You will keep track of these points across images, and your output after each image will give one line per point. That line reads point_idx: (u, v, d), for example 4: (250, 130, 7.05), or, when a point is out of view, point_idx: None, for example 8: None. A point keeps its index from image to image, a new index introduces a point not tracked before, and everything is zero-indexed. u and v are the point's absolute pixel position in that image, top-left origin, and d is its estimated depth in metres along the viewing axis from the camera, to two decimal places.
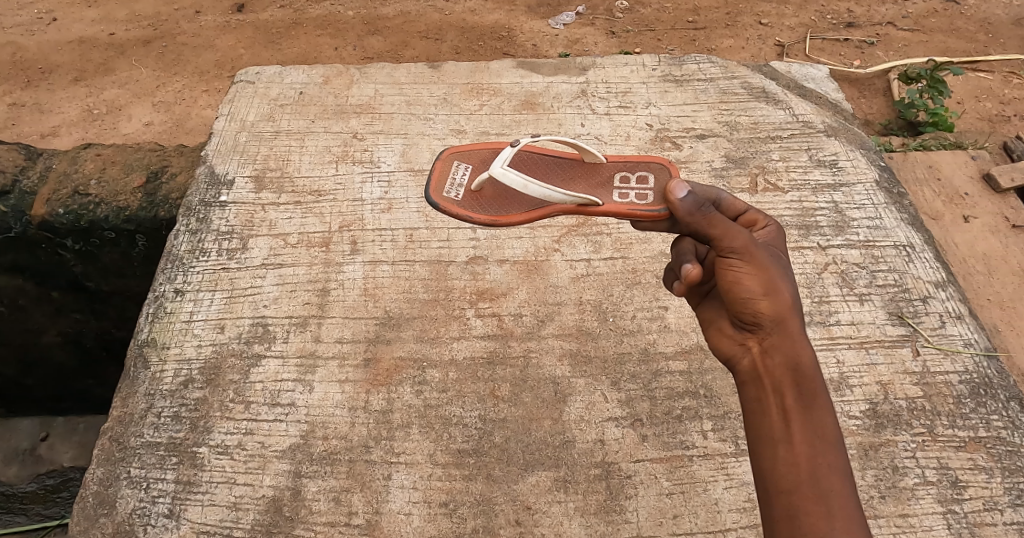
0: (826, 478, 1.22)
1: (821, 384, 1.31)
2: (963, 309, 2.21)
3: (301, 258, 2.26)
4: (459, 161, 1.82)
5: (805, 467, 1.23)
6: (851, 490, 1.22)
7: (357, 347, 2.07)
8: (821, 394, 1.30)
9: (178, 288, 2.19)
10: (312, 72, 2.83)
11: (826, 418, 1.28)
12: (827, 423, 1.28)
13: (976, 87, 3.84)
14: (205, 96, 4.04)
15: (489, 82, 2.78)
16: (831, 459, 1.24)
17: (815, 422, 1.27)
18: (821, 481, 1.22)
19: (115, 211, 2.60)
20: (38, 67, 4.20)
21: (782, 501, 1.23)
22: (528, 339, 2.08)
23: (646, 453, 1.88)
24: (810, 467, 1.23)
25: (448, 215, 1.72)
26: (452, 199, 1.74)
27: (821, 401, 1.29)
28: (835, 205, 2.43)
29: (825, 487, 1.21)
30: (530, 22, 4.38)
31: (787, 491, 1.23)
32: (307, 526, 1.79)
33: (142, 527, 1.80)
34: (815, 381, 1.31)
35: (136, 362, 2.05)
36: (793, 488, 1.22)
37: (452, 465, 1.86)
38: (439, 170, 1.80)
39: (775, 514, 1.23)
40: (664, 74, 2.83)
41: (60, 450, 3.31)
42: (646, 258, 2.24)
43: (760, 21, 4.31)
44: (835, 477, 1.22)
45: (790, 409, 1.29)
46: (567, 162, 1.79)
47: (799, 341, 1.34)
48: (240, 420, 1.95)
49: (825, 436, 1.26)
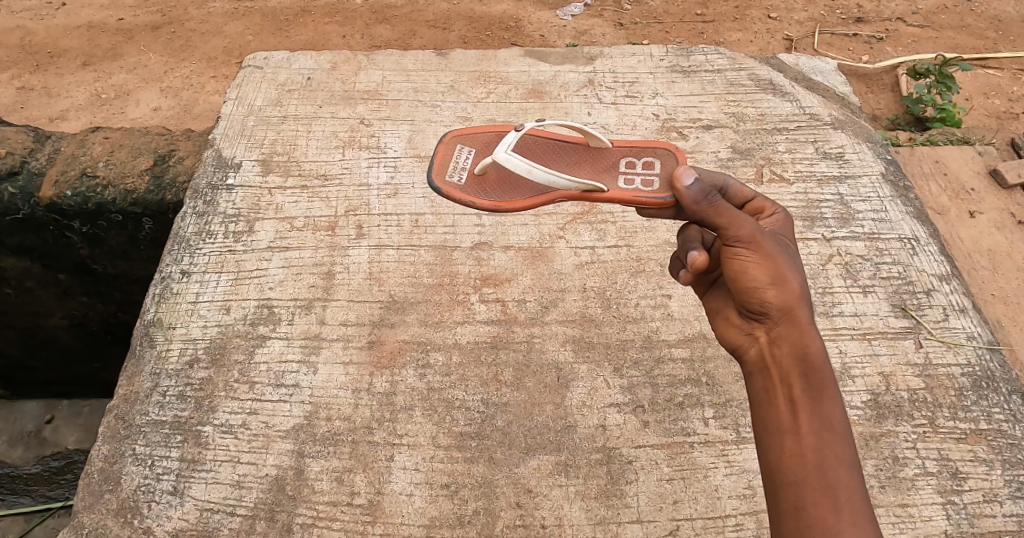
0: (833, 469, 1.22)
1: (830, 375, 1.31)
2: (967, 303, 2.21)
3: (307, 241, 2.27)
4: (462, 145, 1.82)
5: (813, 457, 1.23)
6: (859, 482, 1.21)
7: (361, 329, 2.08)
8: (829, 386, 1.29)
9: (184, 270, 2.21)
10: (320, 58, 2.83)
11: (835, 409, 1.28)
12: (835, 414, 1.27)
13: (986, 84, 3.83)
14: (214, 82, 4.05)
15: (496, 69, 2.79)
16: (840, 451, 1.24)
17: (822, 414, 1.27)
18: (827, 472, 1.21)
19: (123, 193, 2.62)
20: (47, 52, 4.22)
21: (788, 493, 1.22)
22: (532, 325, 2.09)
23: (647, 439, 1.89)
24: (817, 459, 1.23)
25: (451, 200, 1.72)
26: (455, 185, 1.73)
27: (830, 395, 1.28)
28: (840, 198, 2.43)
29: (833, 479, 1.21)
30: (538, 13, 4.37)
31: (793, 482, 1.22)
32: (310, 506, 1.81)
33: (146, 503, 1.82)
34: (824, 374, 1.30)
35: (142, 341, 2.07)
36: (800, 480, 1.22)
37: (454, 448, 1.88)
38: (442, 153, 1.81)
39: (782, 506, 1.23)
40: (672, 65, 2.83)
41: (64, 433, 3.34)
42: (649, 247, 2.25)
43: (768, 15, 4.30)
44: (843, 470, 1.22)
45: (798, 401, 1.29)
46: (572, 147, 1.79)
47: (809, 334, 1.33)
48: (244, 400, 1.97)
49: (833, 428, 1.26)
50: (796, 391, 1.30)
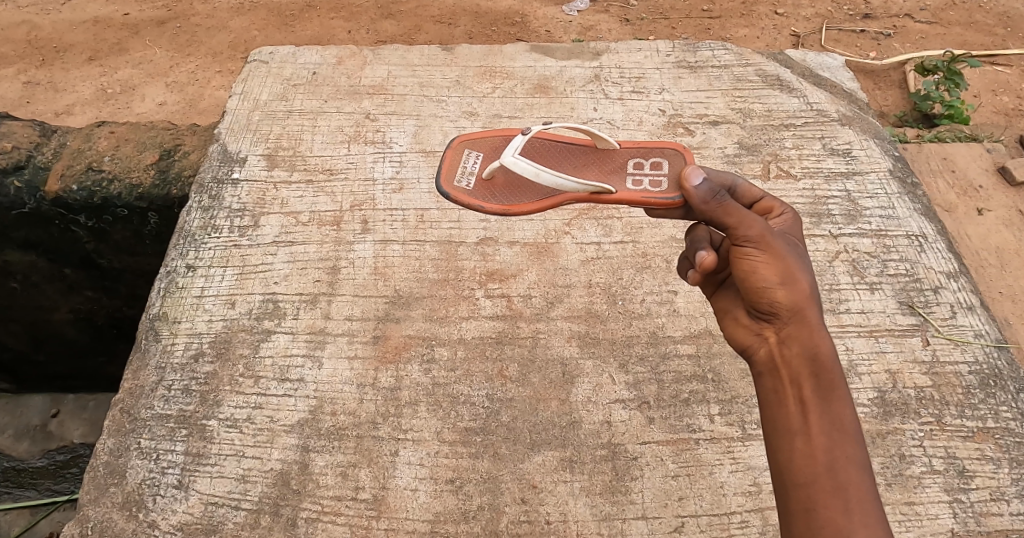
0: (844, 471, 1.21)
1: (840, 375, 1.30)
2: (974, 301, 2.19)
3: (312, 236, 2.27)
4: (470, 149, 1.81)
5: (823, 459, 1.22)
6: (870, 483, 1.21)
7: (367, 324, 2.08)
8: (839, 386, 1.28)
9: (189, 264, 2.21)
10: (326, 53, 2.83)
11: (845, 410, 1.27)
12: (845, 414, 1.27)
13: (995, 80, 3.80)
14: (219, 77, 4.05)
15: (502, 65, 2.78)
16: (850, 453, 1.23)
17: (832, 415, 1.26)
18: (838, 474, 1.21)
19: (127, 188, 2.61)
20: (53, 46, 4.22)
21: (799, 495, 1.22)
22: (537, 321, 2.08)
23: (652, 435, 1.89)
24: (827, 461, 1.22)
25: (459, 205, 1.72)
26: (463, 189, 1.73)
27: (841, 399, 1.27)
28: (847, 194, 2.41)
29: (843, 480, 1.20)
30: (544, 8, 4.36)
31: (804, 484, 1.22)
32: (315, 500, 1.81)
33: (151, 497, 1.82)
34: (835, 375, 1.29)
35: (147, 335, 2.07)
36: (810, 481, 1.21)
37: (459, 443, 1.88)
38: (449, 159, 1.80)
39: (791, 508, 1.22)
40: (679, 61, 2.81)
41: (70, 427, 3.35)
42: (656, 242, 2.24)
43: (775, 11, 4.28)
44: (854, 471, 1.21)
45: (807, 401, 1.28)
46: (579, 149, 1.78)
47: (819, 334, 1.32)
48: (250, 395, 1.97)
49: (843, 429, 1.25)
50: (806, 394, 1.29)
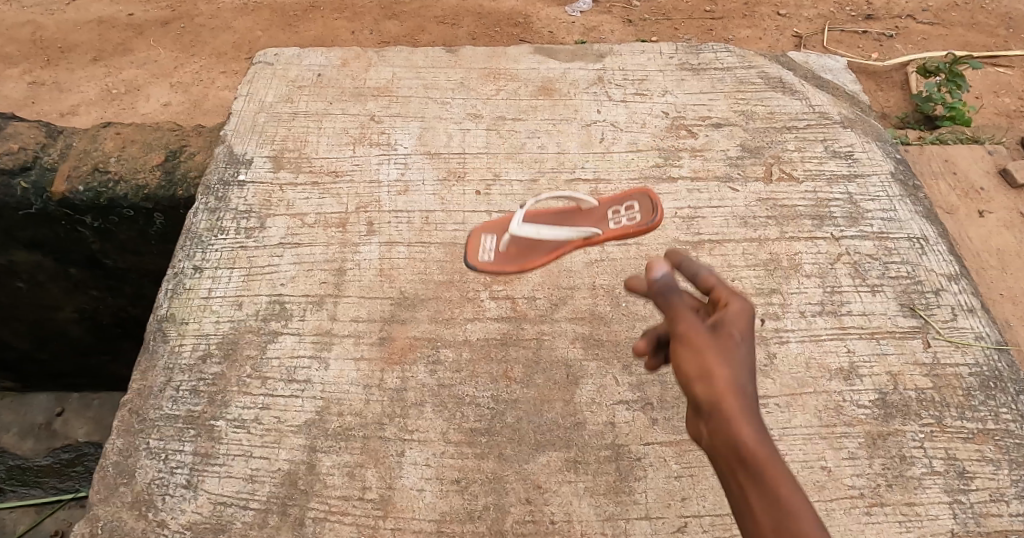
0: (762, 484, 1.16)
1: (738, 390, 1.23)
2: (974, 303, 2.21)
3: (318, 238, 2.29)
4: (486, 233, 2.26)
5: (743, 480, 1.18)
6: (796, 493, 1.14)
7: (373, 326, 2.10)
8: (739, 403, 1.22)
9: (197, 266, 2.23)
10: (331, 55, 2.84)
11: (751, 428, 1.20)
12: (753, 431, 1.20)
13: (997, 81, 3.81)
14: (223, 77, 4.07)
15: (506, 67, 2.79)
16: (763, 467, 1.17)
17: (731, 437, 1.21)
18: (760, 490, 1.16)
19: (133, 189, 2.63)
20: (58, 46, 4.24)
21: (742, 520, 1.18)
22: (542, 322, 2.10)
23: (655, 436, 1.91)
24: (747, 482, 1.18)
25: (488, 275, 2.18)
26: (488, 262, 2.19)
27: (738, 424, 1.20)
28: (849, 197, 2.43)
29: (766, 494, 1.15)
30: (547, 9, 4.37)
31: (741, 511, 1.18)
32: (322, 500, 1.83)
33: (161, 496, 1.84)
34: (731, 403, 1.22)
35: (155, 336, 2.09)
36: (741, 507, 1.18)
37: (464, 444, 1.90)
38: (471, 242, 2.24)
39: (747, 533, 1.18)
40: (682, 63, 2.83)
41: (74, 425, 3.36)
42: (659, 245, 2.27)
43: (778, 12, 4.29)
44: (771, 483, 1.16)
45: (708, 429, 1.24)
46: (568, 212, 2.26)
47: (720, 362, 1.26)
48: (257, 395, 1.99)
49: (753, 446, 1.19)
50: (710, 429, 1.23)
